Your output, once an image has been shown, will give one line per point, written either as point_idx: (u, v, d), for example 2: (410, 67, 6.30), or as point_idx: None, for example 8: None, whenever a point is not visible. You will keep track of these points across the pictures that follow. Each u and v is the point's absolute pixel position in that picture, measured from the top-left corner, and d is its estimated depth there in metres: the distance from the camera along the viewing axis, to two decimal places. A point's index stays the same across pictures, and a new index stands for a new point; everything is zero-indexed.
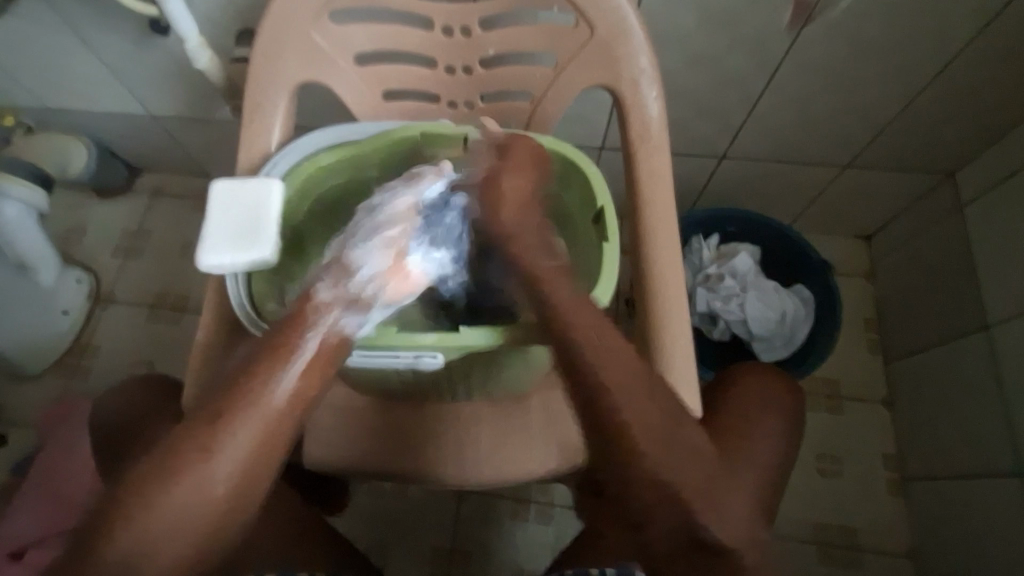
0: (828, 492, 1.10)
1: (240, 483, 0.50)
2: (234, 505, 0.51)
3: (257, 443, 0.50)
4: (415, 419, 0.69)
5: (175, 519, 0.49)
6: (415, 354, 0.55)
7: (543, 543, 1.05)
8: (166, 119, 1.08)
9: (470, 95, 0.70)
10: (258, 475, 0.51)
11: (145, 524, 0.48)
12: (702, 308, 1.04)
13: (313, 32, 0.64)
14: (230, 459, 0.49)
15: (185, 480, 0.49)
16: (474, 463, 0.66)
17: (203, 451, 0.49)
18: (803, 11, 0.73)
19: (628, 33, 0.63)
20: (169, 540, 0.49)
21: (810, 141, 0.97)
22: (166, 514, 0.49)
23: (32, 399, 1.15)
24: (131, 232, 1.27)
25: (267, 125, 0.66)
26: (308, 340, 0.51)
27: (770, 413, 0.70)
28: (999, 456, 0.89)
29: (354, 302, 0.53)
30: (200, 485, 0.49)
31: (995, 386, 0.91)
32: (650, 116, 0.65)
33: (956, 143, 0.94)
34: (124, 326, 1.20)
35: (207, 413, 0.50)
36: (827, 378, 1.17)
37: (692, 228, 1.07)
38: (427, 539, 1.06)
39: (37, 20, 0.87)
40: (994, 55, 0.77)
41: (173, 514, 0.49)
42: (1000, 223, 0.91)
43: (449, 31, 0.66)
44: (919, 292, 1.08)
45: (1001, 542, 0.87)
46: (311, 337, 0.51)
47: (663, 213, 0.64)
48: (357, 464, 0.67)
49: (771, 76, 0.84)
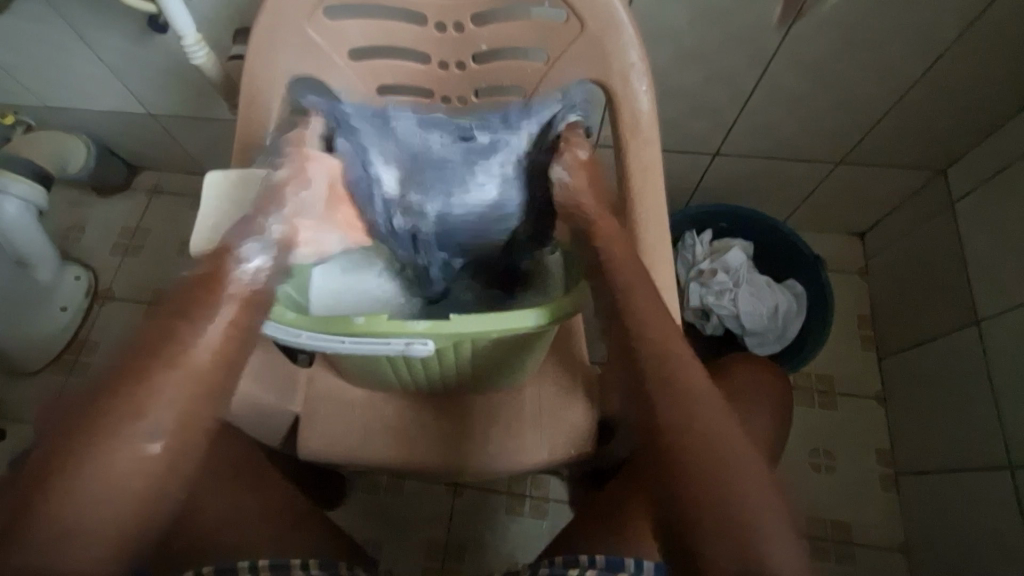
0: (822, 486, 1.10)
1: (177, 440, 0.48)
2: (170, 464, 0.48)
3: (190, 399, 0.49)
4: (407, 410, 0.70)
5: (104, 488, 0.45)
6: (406, 341, 0.53)
7: (537, 537, 1.06)
8: (164, 117, 1.09)
9: (463, 91, 0.71)
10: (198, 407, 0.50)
11: (69, 488, 0.44)
12: (693, 303, 1.05)
13: (308, 28, 0.65)
14: (160, 415, 0.48)
15: (117, 439, 0.46)
16: (466, 453, 0.67)
17: (134, 410, 0.47)
18: (793, 7, 0.74)
19: (618, 28, 0.64)
20: (100, 511, 0.45)
21: (801, 137, 0.98)
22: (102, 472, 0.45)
23: (31, 395, 1.16)
24: (129, 229, 1.28)
25: (261, 118, 0.66)
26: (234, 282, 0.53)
27: (761, 407, 0.72)
28: (989, 450, 0.90)
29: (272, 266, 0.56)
30: (133, 442, 0.46)
31: (987, 379, 0.91)
32: (641, 109, 0.66)
33: (946, 139, 0.95)
34: (122, 322, 1.21)
35: (139, 382, 0.48)
36: (820, 374, 1.17)
37: (685, 224, 1.09)
38: (422, 534, 1.06)
39: (37, 19, 0.88)
40: (981, 51, 0.78)
41: (106, 475, 0.45)
42: (990, 218, 0.92)
43: (442, 27, 0.66)
44: (912, 287, 1.09)
45: (992, 534, 0.88)
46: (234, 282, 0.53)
47: (652, 206, 0.67)
48: (350, 455, 0.67)
49: (762, 73, 0.85)
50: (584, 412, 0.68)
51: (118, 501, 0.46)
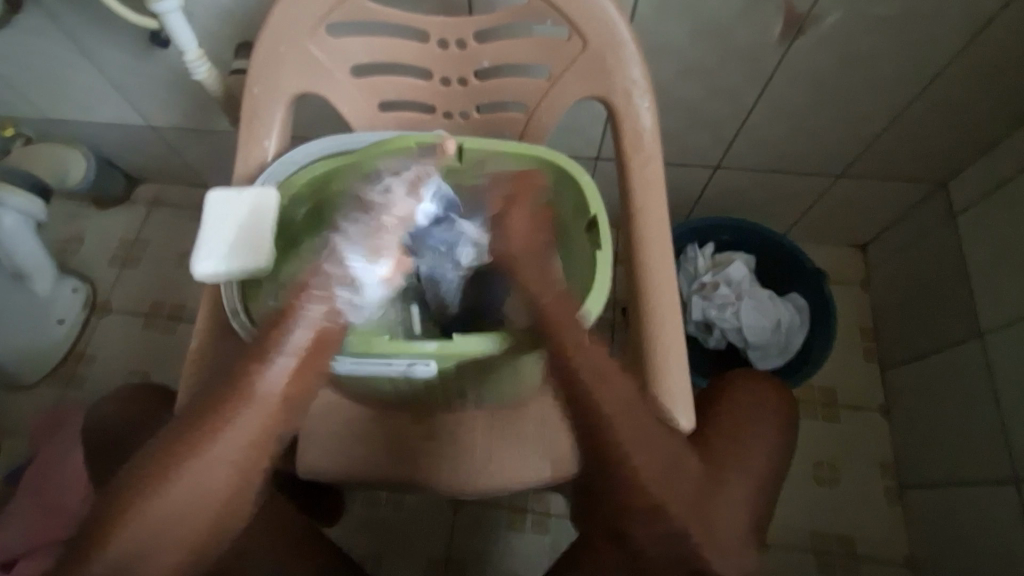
0: (826, 499, 1.09)
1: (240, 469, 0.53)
2: (232, 499, 0.53)
3: (252, 438, 0.53)
4: (408, 426, 0.69)
5: (173, 525, 0.51)
6: (408, 361, 0.55)
7: (539, 552, 1.05)
8: (165, 130, 1.09)
9: (465, 106, 0.71)
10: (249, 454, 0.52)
11: (138, 529, 0.50)
12: (696, 316, 1.05)
13: (310, 45, 0.65)
14: (230, 450, 0.52)
15: (181, 478, 0.51)
16: (467, 470, 0.66)
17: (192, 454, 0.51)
18: (793, 22, 0.74)
19: (621, 46, 0.64)
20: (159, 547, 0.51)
21: (802, 151, 0.98)
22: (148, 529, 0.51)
23: (27, 407, 1.15)
24: (129, 241, 1.28)
25: (263, 136, 0.66)
26: (297, 333, 0.53)
27: (766, 423, 0.71)
28: (994, 464, 0.89)
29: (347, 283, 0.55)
30: (196, 479, 0.51)
31: (989, 394, 0.91)
32: (643, 126, 0.66)
33: (946, 154, 0.95)
34: (119, 334, 1.20)
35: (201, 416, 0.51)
36: (822, 387, 1.17)
37: (686, 238, 1.08)
38: (422, 549, 1.05)
39: (39, 33, 0.88)
40: (981, 66, 0.78)
41: (179, 514, 0.51)
42: (993, 231, 0.92)
43: (445, 44, 0.67)
44: (914, 299, 1.09)
45: (995, 549, 0.87)
46: (300, 331, 0.53)
47: (656, 223, 0.65)
48: (350, 474, 0.67)
49: (762, 89, 0.85)
50: None
51: (189, 530, 0.52)
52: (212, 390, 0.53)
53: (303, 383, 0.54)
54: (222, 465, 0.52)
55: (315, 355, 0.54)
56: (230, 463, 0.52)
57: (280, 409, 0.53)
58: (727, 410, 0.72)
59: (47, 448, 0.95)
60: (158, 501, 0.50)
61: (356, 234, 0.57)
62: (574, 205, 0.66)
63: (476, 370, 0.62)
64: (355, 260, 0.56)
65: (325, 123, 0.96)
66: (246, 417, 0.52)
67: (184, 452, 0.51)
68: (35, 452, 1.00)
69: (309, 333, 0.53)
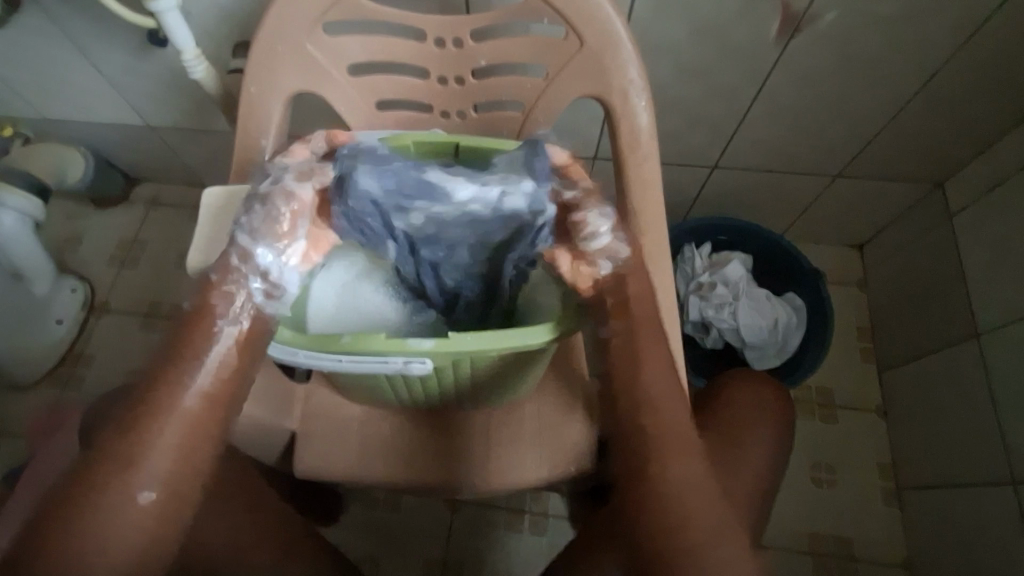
0: (824, 500, 1.09)
1: (165, 497, 0.50)
2: (158, 530, 0.50)
3: (173, 459, 0.50)
4: (406, 426, 0.69)
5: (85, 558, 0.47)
6: (405, 359, 0.53)
7: (537, 553, 1.05)
8: (164, 130, 1.09)
9: (462, 105, 0.71)
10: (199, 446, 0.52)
11: (61, 553, 0.47)
12: (694, 317, 1.05)
13: (307, 44, 0.65)
14: (147, 477, 0.50)
15: (101, 508, 0.48)
16: (465, 470, 0.66)
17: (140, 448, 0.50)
18: (790, 22, 0.74)
19: (618, 45, 0.64)
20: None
21: (799, 151, 0.98)
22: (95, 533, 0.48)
23: (25, 408, 1.15)
24: (127, 241, 1.28)
25: (259, 134, 0.66)
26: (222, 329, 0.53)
27: (762, 422, 0.71)
28: (992, 465, 0.89)
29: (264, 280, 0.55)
30: (114, 506, 0.48)
31: (987, 394, 0.91)
32: (640, 125, 0.66)
33: (943, 154, 0.96)
34: (117, 334, 1.20)
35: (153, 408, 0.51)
36: (820, 387, 1.17)
37: (684, 237, 1.08)
38: (420, 550, 1.05)
39: (37, 32, 0.88)
40: (978, 66, 0.79)
41: (94, 547, 0.47)
42: (990, 231, 0.92)
43: (442, 43, 0.67)
44: (911, 299, 1.09)
45: (993, 549, 0.87)
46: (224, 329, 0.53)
47: (654, 222, 0.66)
48: (346, 473, 0.66)
49: (760, 89, 0.85)
50: (583, 429, 0.67)
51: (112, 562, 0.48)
52: (122, 417, 0.51)
53: (218, 403, 0.53)
54: (142, 493, 0.49)
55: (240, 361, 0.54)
56: (151, 488, 0.50)
57: (199, 426, 0.52)
58: (724, 410, 0.72)
59: (44, 448, 0.95)
60: (78, 528, 0.48)
61: (255, 224, 0.55)
62: None
63: (475, 372, 0.61)
64: (262, 250, 0.54)
65: (323, 122, 0.96)
66: (162, 435, 0.50)
67: (108, 480, 0.49)
68: (32, 453, 1.00)
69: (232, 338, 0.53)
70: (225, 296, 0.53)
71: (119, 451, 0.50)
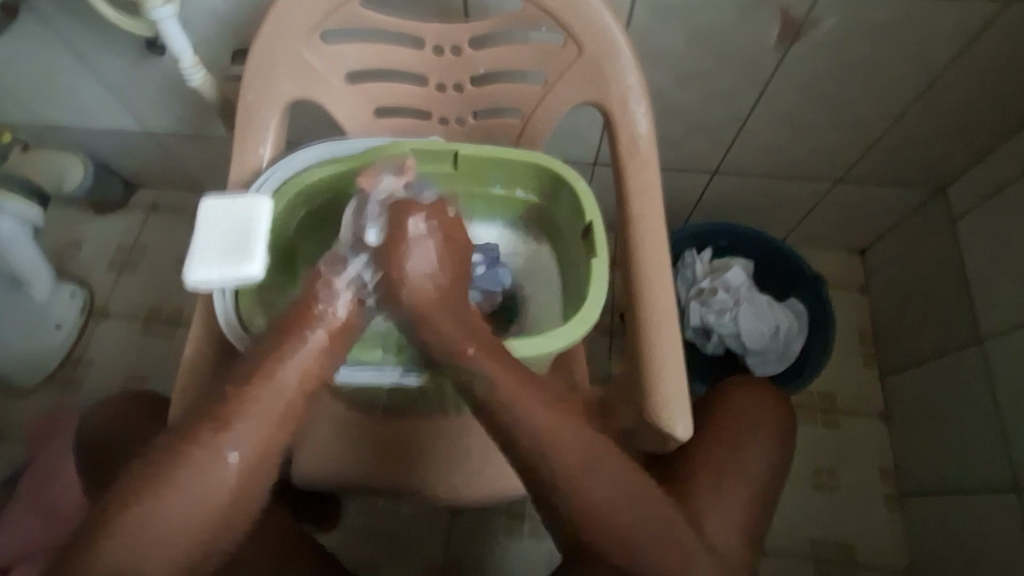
0: (826, 506, 1.09)
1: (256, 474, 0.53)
2: (239, 496, 0.53)
3: (256, 442, 0.53)
4: (401, 436, 0.68)
5: (173, 515, 0.50)
6: (400, 372, 0.58)
7: (538, 560, 1.04)
8: (163, 136, 1.09)
9: (461, 112, 0.71)
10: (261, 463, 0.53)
11: (154, 510, 0.50)
12: (694, 322, 1.04)
13: (304, 51, 0.65)
14: (235, 445, 0.52)
15: (195, 469, 0.51)
16: (464, 480, 0.66)
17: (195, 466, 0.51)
18: (792, 26, 0.74)
19: (617, 52, 0.64)
20: (161, 544, 0.50)
21: (800, 156, 0.97)
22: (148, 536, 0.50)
23: (23, 414, 1.14)
24: (126, 246, 1.27)
25: (257, 142, 0.65)
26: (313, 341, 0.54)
27: (764, 429, 0.70)
28: (994, 471, 0.89)
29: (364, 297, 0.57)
30: (204, 479, 0.51)
31: (990, 399, 0.90)
32: (640, 133, 0.66)
33: (945, 158, 0.95)
34: (116, 340, 1.20)
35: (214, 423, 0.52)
36: (822, 392, 1.16)
37: (685, 242, 1.07)
38: (419, 557, 1.05)
39: (35, 39, 0.88)
40: (980, 70, 0.78)
41: (179, 504, 0.50)
42: (993, 235, 0.91)
43: (440, 50, 0.67)
44: (914, 304, 1.08)
45: (995, 554, 0.87)
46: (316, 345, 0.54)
47: (653, 225, 0.64)
48: (344, 483, 0.66)
49: (759, 94, 0.85)
50: None
51: (192, 519, 0.51)
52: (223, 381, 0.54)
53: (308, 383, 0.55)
54: (230, 455, 0.52)
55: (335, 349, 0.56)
56: (236, 455, 0.52)
57: (290, 409, 0.54)
58: (724, 419, 0.71)
59: (43, 455, 0.95)
60: (169, 482, 0.50)
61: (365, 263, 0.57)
62: (570, 209, 0.65)
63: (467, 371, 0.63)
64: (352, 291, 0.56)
65: (321, 128, 0.96)
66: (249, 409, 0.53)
67: (198, 442, 0.51)
68: (31, 459, 0.99)
69: (324, 335, 0.55)
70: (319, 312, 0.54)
71: (217, 414, 0.52)
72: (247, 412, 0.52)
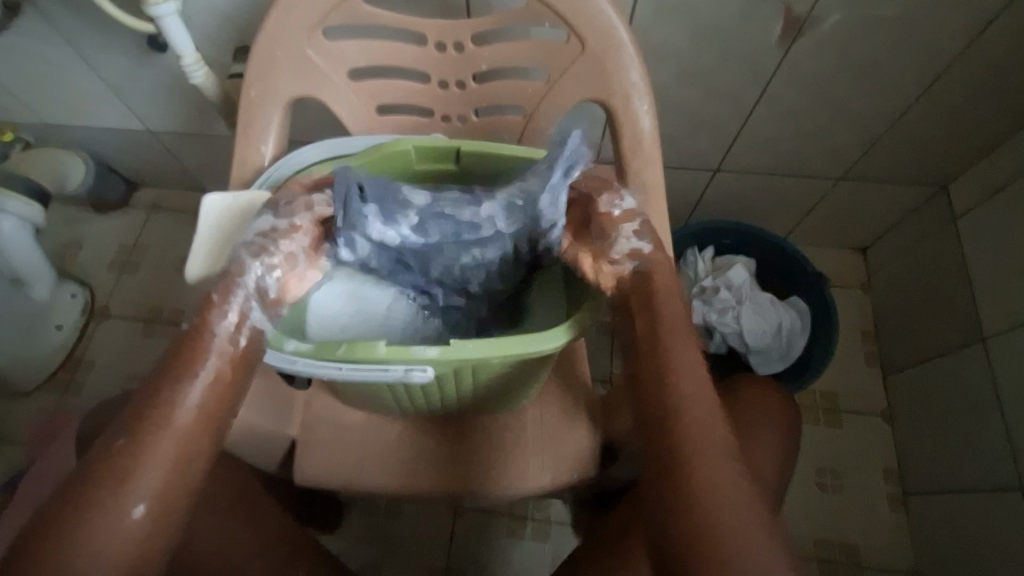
0: (829, 506, 1.08)
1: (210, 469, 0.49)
2: (154, 543, 0.46)
3: (174, 472, 0.47)
4: (408, 435, 0.68)
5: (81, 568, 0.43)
6: (406, 367, 0.53)
7: (540, 560, 1.04)
8: (164, 135, 1.09)
9: (464, 110, 0.71)
10: (194, 461, 0.48)
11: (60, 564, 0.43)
12: (697, 321, 1.04)
13: (307, 48, 0.64)
14: (141, 492, 0.45)
15: (97, 519, 0.44)
16: (469, 481, 0.65)
17: (124, 469, 0.46)
18: (794, 24, 0.74)
19: (619, 48, 0.63)
20: (93, 564, 0.43)
21: (801, 153, 0.97)
22: (80, 552, 0.43)
23: (24, 414, 1.14)
24: (127, 246, 1.27)
25: (260, 140, 0.65)
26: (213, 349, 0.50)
27: (766, 430, 0.70)
28: (998, 469, 0.88)
29: (265, 301, 0.53)
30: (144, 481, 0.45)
31: (994, 397, 0.90)
32: (643, 129, 0.66)
33: (947, 156, 0.95)
34: (117, 341, 1.19)
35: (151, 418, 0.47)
36: (825, 391, 1.16)
37: (686, 241, 1.08)
38: (422, 557, 1.04)
39: (37, 37, 0.88)
40: (983, 67, 0.78)
41: (88, 557, 0.43)
42: (996, 233, 0.91)
43: (443, 47, 0.67)
44: (916, 302, 1.08)
45: (999, 552, 0.86)
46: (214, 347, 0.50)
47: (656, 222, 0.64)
48: (346, 482, 0.66)
49: (761, 92, 0.85)
50: (587, 434, 0.67)
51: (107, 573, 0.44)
52: (119, 425, 0.48)
53: (214, 417, 0.49)
54: (134, 509, 0.45)
55: (231, 378, 0.51)
56: (143, 502, 0.45)
57: (215, 404, 0.50)
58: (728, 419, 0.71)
59: (43, 456, 0.95)
60: (76, 534, 0.43)
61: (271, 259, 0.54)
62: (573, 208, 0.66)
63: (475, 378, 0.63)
64: (259, 313, 0.53)
65: (323, 127, 0.96)
66: (161, 441, 0.47)
67: (109, 483, 0.45)
68: (31, 460, 0.99)
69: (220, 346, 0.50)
70: (218, 311, 0.50)
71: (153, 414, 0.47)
72: (168, 405, 0.48)
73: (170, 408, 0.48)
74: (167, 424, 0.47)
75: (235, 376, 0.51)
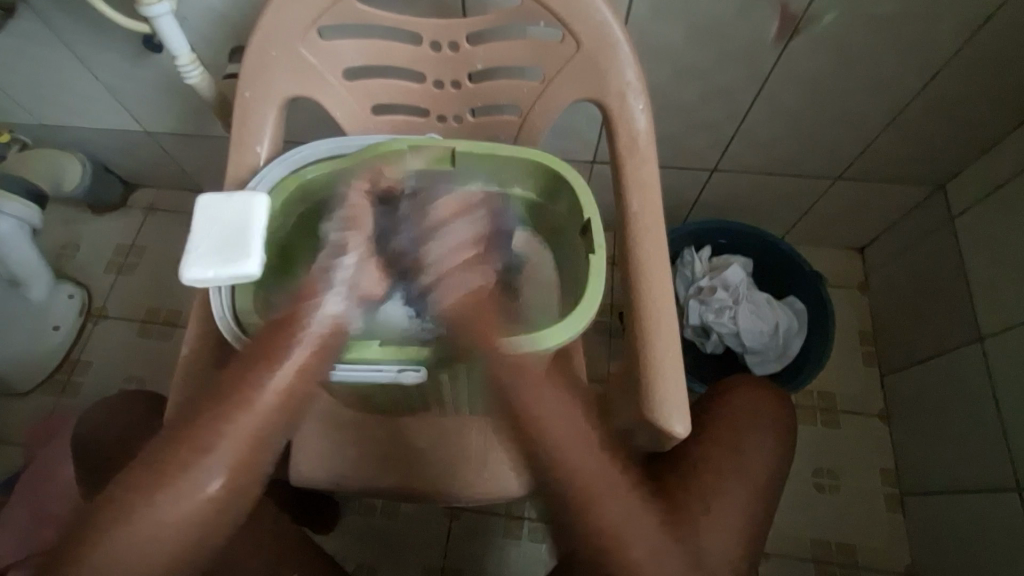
0: (826, 505, 1.08)
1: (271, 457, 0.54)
2: (225, 509, 0.52)
3: (240, 460, 0.52)
4: (401, 435, 0.68)
5: (157, 531, 0.50)
6: (398, 367, 0.53)
7: (537, 559, 1.03)
8: (162, 135, 1.09)
9: (459, 109, 0.71)
10: (270, 444, 0.54)
11: (143, 523, 0.49)
12: (694, 321, 1.04)
13: (302, 48, 0.64)
14: (217, 468, 0.51)
15: (186, 488, 0.50)
16: (463, 480, 0.65)
17: (201, 449, 0.51)
18: (789, 23, 0.74)
19: (614, 47, 0.63)
20: (170, 530, 0.50)
21: (798, 153, 0.97)
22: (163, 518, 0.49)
23: (21, 415, 1.14)
24: (125, 247, 1.27)
25: (254, 140, 0.65)
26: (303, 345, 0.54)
27: (761, 428, 0.70)
28: (995, 468, 0.88)
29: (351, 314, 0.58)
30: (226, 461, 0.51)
31: (990, 396, 0.90)
32: (638, 128, 0.65)
33: (944, 155, 0.95)
34: (114, 341, 1.19)
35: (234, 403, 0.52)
36: (822, 391, 1.16)
37: (684, 241, 1.07)
38: (418, 558, 1.04)
39: (33, 38, 0.88)
40: (979, 66, 0.78)
41: (171, 522, 0.49)
42: (993, 232, 0.91)
43: (438, 46, 0.67)
44: (913, 301, 1.08)
45: (996, 551, 0.86)
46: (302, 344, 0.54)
47: (651, 220, 0.64)
48: (341, 481, 0.66)
49: (758, 92, 0.85)
50: None
51: (175, 541, 0.50)
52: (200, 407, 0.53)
53: (293, 406, 0.55)
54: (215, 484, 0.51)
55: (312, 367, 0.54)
56: (218, 478, 0.51)
57: (290, 400, 0.54)
58: (723, 418, 0.71)
59: (40, 457, 0.94)
60: (156, 502, 0.50)
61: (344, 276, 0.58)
62: (568, 207, 0.65)
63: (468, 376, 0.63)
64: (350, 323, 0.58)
65: (319, 127, 0.96)
66: (238, 425, 0.52)
67: (184, 455, 0.51)
68: (28, 460, 0.99)
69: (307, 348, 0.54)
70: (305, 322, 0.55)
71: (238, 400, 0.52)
72: (236, 393, 0.52)
73: (251, 396, 0.52)
74: (244, 414, 0.52)
75: (320, 362, 0.54)
